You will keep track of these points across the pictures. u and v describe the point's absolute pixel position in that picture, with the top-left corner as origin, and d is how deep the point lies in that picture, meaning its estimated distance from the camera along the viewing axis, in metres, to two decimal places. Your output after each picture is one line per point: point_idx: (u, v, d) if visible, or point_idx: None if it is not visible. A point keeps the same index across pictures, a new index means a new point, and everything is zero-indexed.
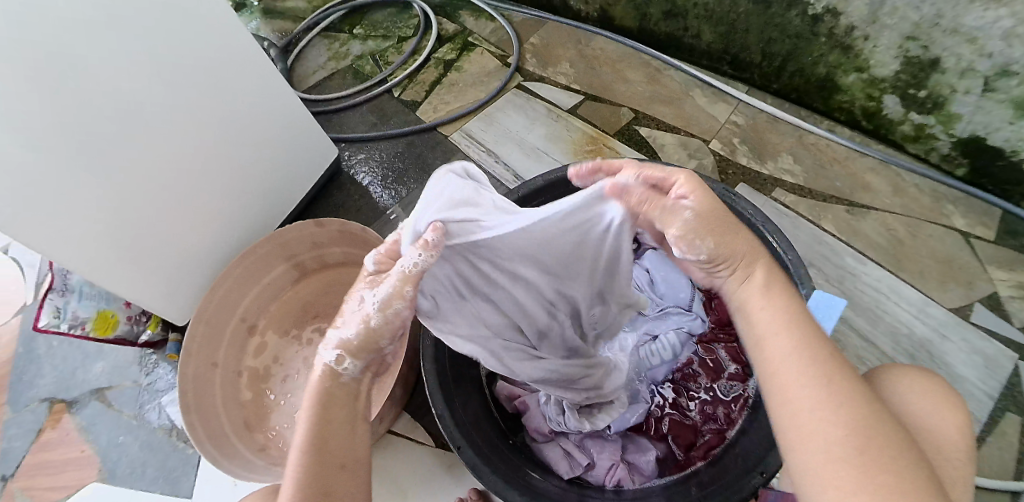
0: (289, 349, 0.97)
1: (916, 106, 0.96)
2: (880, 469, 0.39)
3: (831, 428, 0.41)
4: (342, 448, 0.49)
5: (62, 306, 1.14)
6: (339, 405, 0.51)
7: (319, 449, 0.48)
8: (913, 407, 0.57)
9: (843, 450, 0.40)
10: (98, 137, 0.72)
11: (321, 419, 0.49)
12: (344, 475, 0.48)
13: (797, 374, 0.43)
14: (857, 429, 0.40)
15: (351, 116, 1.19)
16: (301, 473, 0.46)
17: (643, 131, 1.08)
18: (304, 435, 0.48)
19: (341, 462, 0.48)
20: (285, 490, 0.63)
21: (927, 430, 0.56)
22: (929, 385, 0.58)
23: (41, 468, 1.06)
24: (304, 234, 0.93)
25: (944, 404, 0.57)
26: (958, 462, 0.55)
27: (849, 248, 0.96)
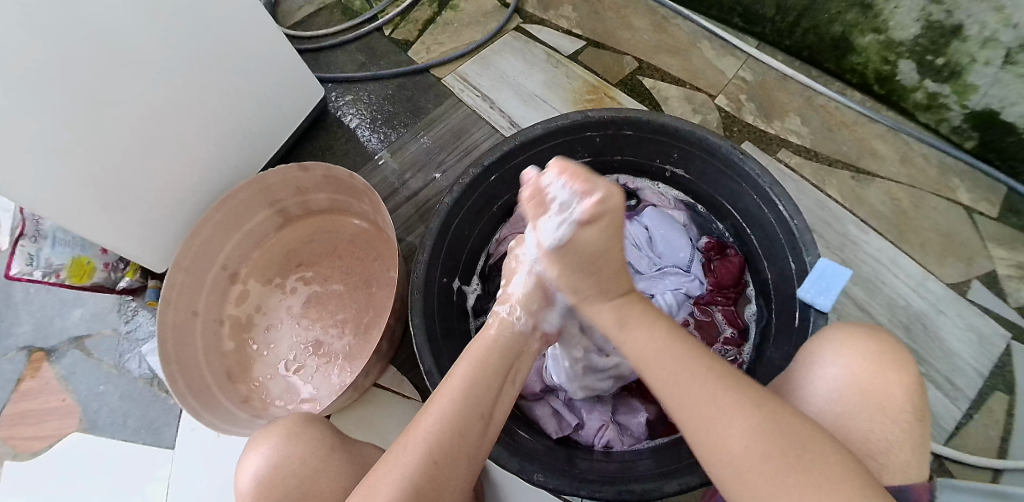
0: (272, 297, 0.93)
1: (931, 73, 0.91)
2: (790, 475, 0.39)
3: (734, 445, 0.41)
4: (484, 404, 0.48)
5: (35, 253, 1.05)
6: (496, 365, 0.51)
7: (466, 401, 0.48)
8: (841, 379, 0.51)
9: (751, 462, 0.40)
10: (69, 72, 0.67)
11: (480, 368, 0.50)
12: (480, 435, 0.48)
13: (688, 385, 0.44)
14: (760, 429, 0.41)
15: (340, 55, 1.13)
16: (444, 416, 0.46)
17: (647, 83, 1.03)
18: (460, 383, 0.49)
19: (483, 416, 0.48)
20: (311, 429, 0.60)
21: (863, 397, 0.50)
22: (863, 343, 0.52)
23: (21, 417, 1.04)
24: (288, 179, 0.88)
25: (883, 362, 0.51)
26: (904, 420, 0.49)
27: (852, 216, 0.94)
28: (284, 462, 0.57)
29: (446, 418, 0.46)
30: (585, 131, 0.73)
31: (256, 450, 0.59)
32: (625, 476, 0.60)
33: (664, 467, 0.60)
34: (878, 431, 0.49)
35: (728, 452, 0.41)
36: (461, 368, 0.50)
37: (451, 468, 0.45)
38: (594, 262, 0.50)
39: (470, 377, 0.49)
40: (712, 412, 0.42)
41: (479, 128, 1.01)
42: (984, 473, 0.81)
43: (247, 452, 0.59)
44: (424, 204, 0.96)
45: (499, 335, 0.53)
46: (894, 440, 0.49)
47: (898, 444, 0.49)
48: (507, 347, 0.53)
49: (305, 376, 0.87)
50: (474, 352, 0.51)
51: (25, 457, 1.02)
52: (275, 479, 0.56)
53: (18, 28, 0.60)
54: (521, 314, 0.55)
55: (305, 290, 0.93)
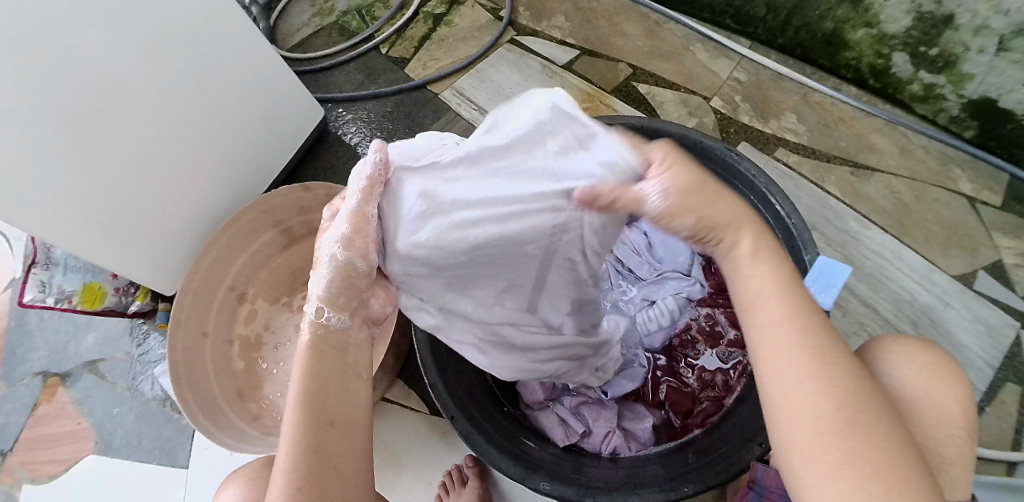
0: (280, 316, 0.95)
1: (926, 64, 0.91)
2: (852, 464, 0.38)
3: (805, 417, 0.40)
4: (330, 409, 0.45)
5: (47, 280, 1.09)
6: (328, 364, 0.47)
7: (310, 412, 0.44)
8: (918, 389, 0.53)
9: (815, 438, 0.39)
10: (75, 102, 0.69)
11: (315, 378, 0.46)
12: (345, 434, 0.45)
13: (788, 354, 0.41)
14: (840, 412, 0.39)
15: (338, 75, 1.14)
16: (297, 441, 0.43)
17: (642, 88, 1.04)
18: (298, 396, 0.45)
19: (327, 421, 0.44)
20: (273, 470, 0.64)
21: (925, 409, 0.53)
22: (930, 357, 0.54)
23: (38, 442, 1.06)
24: (291, 199, 0.90)
25: (948, 379, 0.54)
26: (958, 439, 0.53)
27: (853, 212, 0.94)
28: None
29: (304, 439, 0.43)
30: None
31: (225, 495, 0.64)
32: (632, 483, 0.60)
33: (671, 472, 0.61)
34: (935, 443, 0.52)
35: (803, 424, 0.40)
36: (294, 383, 0.46)
37: (331, 477, 0.43)
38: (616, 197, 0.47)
39: (303, 390, 0.45)
40: (803, 394, 0.40)
41: None
42: (1000, 467, 0.80)
43: (219, 494, 0.65)
44: None
45: (318, 340, 0.47)
46: (947, 456, 0.52)
47: (950, 460, 0.53)
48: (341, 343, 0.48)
49: None
50: (303, 362, 0.46)
51: (42, 481, 1.04)
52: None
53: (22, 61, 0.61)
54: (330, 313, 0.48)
55: None
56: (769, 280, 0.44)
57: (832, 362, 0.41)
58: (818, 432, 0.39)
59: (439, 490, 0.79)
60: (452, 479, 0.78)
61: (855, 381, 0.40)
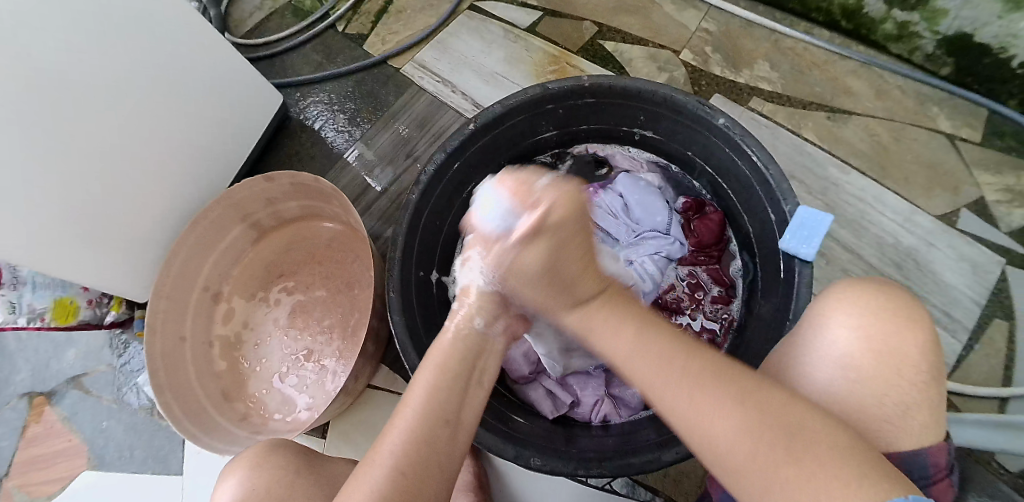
0: (258, 311, 0.92)
1: (898, 2, 0.89)
2: (784, 464, 0.37)
3: (717, 425, 0.39)
4: (447, 410, 0.46)
5: (17, 301, 0.99)
6: (454, 369, 0.49)
7: (431, 407, 0.46)
8: (858, 338, 0.48)
9: (732, 446, 0.38)
10: (21, 108, 0.65)
11: (439, 380, 0.48)
12: (445, 441, 0.45)
13: (670, 385, 0.42)
14: (739, 410, 0.39)
15: (295, 58, 1.10)
16: (408, 430, 0.44)
17: (609, 46, 1.01)
18: (424, 392, 0.47)
19: (444, 418, 0.46)
20: (274, 457, 0.59)
21: (877, 357, 0.47)
22: (875, 301, 0.49)
23: (32, 462, 1.04)
24: (255, 191, 0.86)
25: (900, 320, 0.48)
26: (920, 382, 0.46)
27: (832, 157, 0.92)
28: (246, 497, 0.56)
29: (410, 435, 0.44)
30: (546, 105, 0.71)
31: (227, 483, 0.58)
32: (623, 449, 0.59)
33: (663, 435, 0.59)
34: (895, 392, 0.46)
35: (715, 448, 0.39)
36: (423, 377, 0.48)
37: (423, 477, 0.43)
38: (550, 272, 0.48)
39: (430, 387, 0.47)
40: (688, 402, 0.40)
41: (443, 114, 0.99)
42: (990, 404, 0.80)
43: (219, 484, 0.59)
44: (399, 196, 0.95)
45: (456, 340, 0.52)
46: (910, 402, 0.46)
47: (914, 407, 0.46)
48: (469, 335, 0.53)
49: (300, 385, 0.86)
50: (433, 362, 0.49)
51: None
52: None
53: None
54: (478, 319, 0.54)
55: (289, 301, 0.92)
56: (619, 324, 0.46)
57: (715, 371, 0.41)
58: (746, 463, 0.38)
59: None
60: None
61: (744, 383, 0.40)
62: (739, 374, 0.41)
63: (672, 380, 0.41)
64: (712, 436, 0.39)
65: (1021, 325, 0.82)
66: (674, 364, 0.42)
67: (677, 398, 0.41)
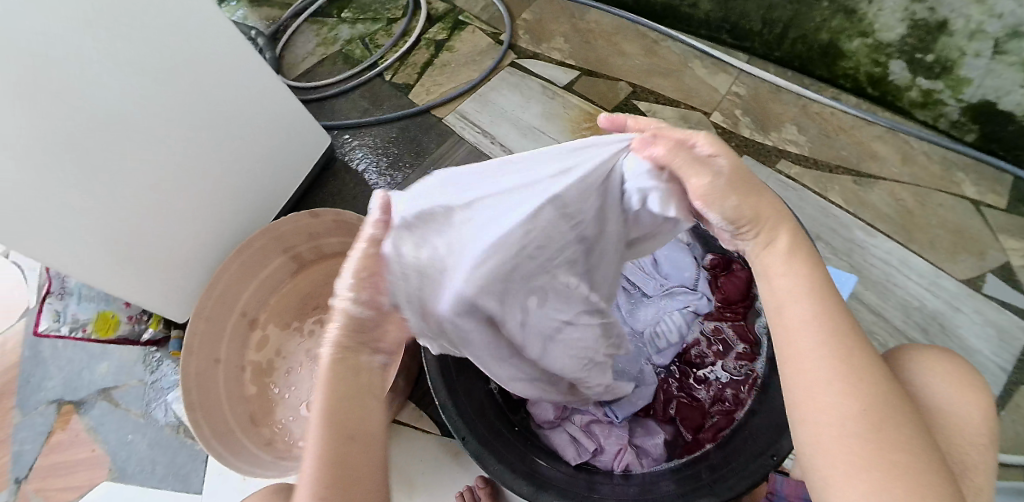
0: (291, 341, 0.96)
1: (923, 70, 0.92)
2: (872, 469, 0.42)
3: (835, 410, 0.44)
4: (353, 424, 0.45)
5: (62, 310, 1.14)
6: (349, 382, 0.46)
7: (334, 429, 0.44)
8: (939, 389, 0.54)
9: (847, 433, 0.43)
10: (89, 132, 0.71)
11: (334, 393, 0.45)
12: (363, 452, 0.45)
13: (820, 369, 0.45)
14: (869, 416, 0.43)
15: (343, 102, 1.16)
16: (315, 455, 0.43)
17: (642, 106, 1.05)
18: (320, 416, 0.45)
19: (353, 433, 0.45)
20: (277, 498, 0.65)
21: (946, 413, 0.53)
22: (956, 368, 0.56)
23: (53, 469, 1.07)
24: (300, 226, 0.91)
25: (968, 387, 0.55)
26: (982, 446, 0.53)
27: (857, 220, 0.94)
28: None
29: (320, 459, 0.43)
30: None
31: None
32: (645, 499, 0.61)
33: (682, 487, 0.61)
34: (962, 452, 0.52)
35: (824, 420, 0.44)
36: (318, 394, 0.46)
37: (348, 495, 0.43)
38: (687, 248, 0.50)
39: (327, 408, 0.45)
40: (826, 392, 0.44)
41: (481, 164, 1.03)
42: (1016, 471, 0.79)
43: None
44: None
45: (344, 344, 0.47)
46: (970, 462, 0.52)
47: (973, 467, 0.52)
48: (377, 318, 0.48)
49: None
50: (321, 375, 0.46)
51: None
52: None
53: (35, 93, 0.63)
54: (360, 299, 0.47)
55: (322, 332, 0.95)
56: (797, 283, 0.48)
57: (859, 367, 0.45)
58: (846, 462, 0.43)
59: None
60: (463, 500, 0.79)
61: (887, 414, 0.44)
62: (888, 399, 0.45)
63: (817, 373, 0.45)
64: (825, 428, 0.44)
65: None
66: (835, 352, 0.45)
67: (817, 388, 0.45)
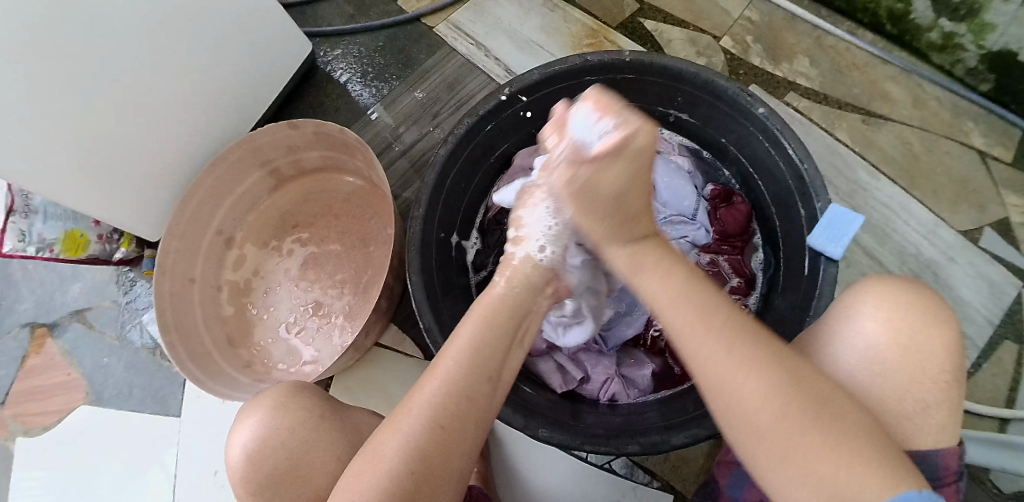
0: (270, 260, 0.92)
1: (947, 11, 0.87)
2: (812, 438, 0.36)
3: (751, 395, 0.38)
4: (491, 365, 0.46)
5: (27, 229, 1.04)
6: (499, 323, 0.49)
7: (474, 362, 0.46)
8: (886, 328, 0.48)
9: (766, 421, 0.37)
10: (44, 27, 0.64)
11: (482, 332, 0.47)
12: (488, 396, 0.45)
13: (704, 341, 0.40)
14: (776, 382, 0.37)
15: (328, 8, 1.08)
16: (448, 380, 0.44)
17: (649, 25, 0.99)
18: (467, 343, 0.46)
19: (490, 374, 0.46)
20: (302, 399, 0.60)
21: (901, 350, 0.47)
22: (902, 297, 0.48)
23: (28, 394, 1.04)
24: (278, 138, 0.85)
25: (926, 318, 0.47)
26: (943, 382, 0.46)
27: (863, 161, 0.91)
28: (273, 434, 0.58)
29: (451, 385, 0.44)
30: (584, 77, 0.69)
31: (245, 422, 0.59)
32: (630, 429, 0.59)
33: (669, 419, 0.60)
34: (918, 388, 0.46)
35: (742, 406, 0.38)
36: (468, 329, 0.48)
37: (462, 429, 0.43)
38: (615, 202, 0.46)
39: (471, 341, 0.47)
40: (722, 365, 0.39)
41: (474, 78, 0.97)
42: (990, 421, 0.80)
43: (240, 420, 0.60)
44: (420, 157, 0.94)
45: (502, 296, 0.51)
46: (931, 400, 0.46)
47: (935, 405, 0.45)
48: (643, 152, 0.44)
49: (306, 338, 0.86)
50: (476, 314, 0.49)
51: (36, 433, 1.03)
52: (263, 452, 0.57)
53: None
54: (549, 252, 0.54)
55: (302, 252, 0.91)
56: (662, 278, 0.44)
57: (751, 337, 0.40)
58: (758, 411, 0.37)
59: None
60: None
61: (775, 345, 0.40)
62: (792, 362, 0.39)
63: (713, 345, 0.40)
64: (722, 364, 0.39)
65: None
66: (715, 323, 0.41)
67: (697, 331, 0.41)
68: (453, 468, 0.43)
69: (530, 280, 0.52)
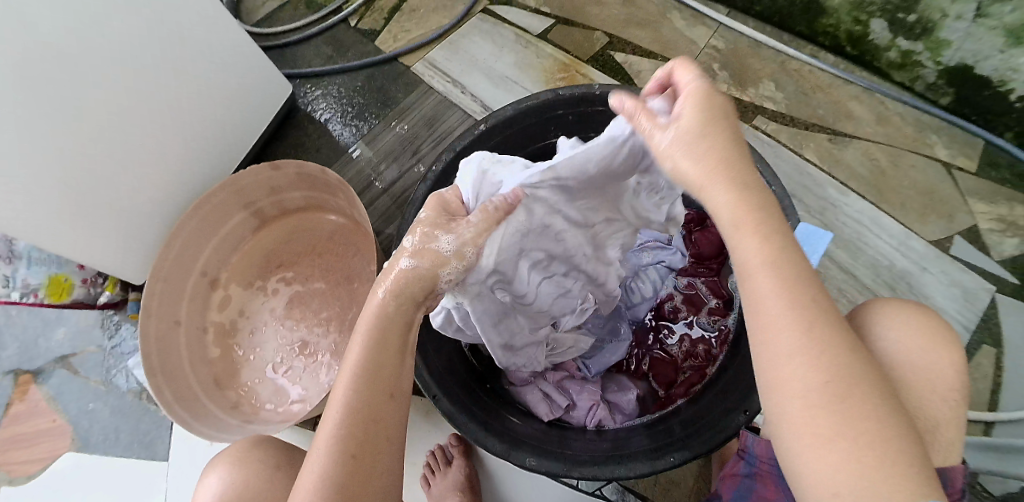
0: (254, 300, 0.92)
1: (903, 31, 0.91)
2: (854, 426, 0.35)
3: (805, 383, 0.36)
4: (389, 382, 0.44)
5: (12, 274, 1.06)
6: (390, 336, 0.45)
7: (369, 383, 0.43)
8: (914, 348, 0.52)
9: (815, 406, 0.36)
10: (28, 78, 0.65)
11: (373, 350, 0.44)
12: (392, 412, 0.44)
13: (781, 321, 0.37)
14: (835, 377, 0.36)
15: (306, 50, 1.10)
16: (346, 409, 0.43)
17: (618, 57, 1.02)
18: (357, 366, 0.44)
19: (389, 391, 0.44)
20: (255, 452, 0.64)
21: (914, 369, 0.52)
22: (916, 317, 0.54)
23: (12, 442, 1.02)
24: (261, 179, 0.86)
25: (936, 342, 0.53)
26: (950, 401, 0.51)
27: (832, 179, 0.94)
28: (234, 487, 0.62)
29: (350, 415, 0.42)
30: (556, 111, 0.72)
31: (211, 477, 0.64)
32: (617, 454, 0.60)
33: (655, 443, 0.61)
34: (931, 408, 0.51)
35: (789, 391, 0.37)
36: (353, 352, 0.44)
37: (375, 453, 0.43)
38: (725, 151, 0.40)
39: (362, 360, 0.44)
40: (784, 352, 0.37)
41: (452, 114, 1.00)
42: (973, 425, 0.82)
43: (203, 482, 0.65)
44: (401, 194, 0.96)
45: (387, 309, 0.45)
46: (942, 419, 0.51)
47: (944, 423, 0.51)
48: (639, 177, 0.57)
49: (293, 377, 0.87)
50: (363, 327, 0.45)
51: (20, 482, 1.01)
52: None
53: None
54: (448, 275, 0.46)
55: (287, 291, 0.92)
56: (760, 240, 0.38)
57: (819, 324, 0.37)
58: (806, 400, 0.36)
59: (423, 472, 0.80)
60: (435, 459, 0.78)
61: (842, 350, 0.37)
62: (855, 361, 0.37)
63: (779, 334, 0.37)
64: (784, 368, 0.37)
65: (1008, 352, 0.84)
66: (796, 307, 0.37)
67: (776, 329, 0.38)
68: (375, 489, 0.43)
69: (411, 291, 0.45)
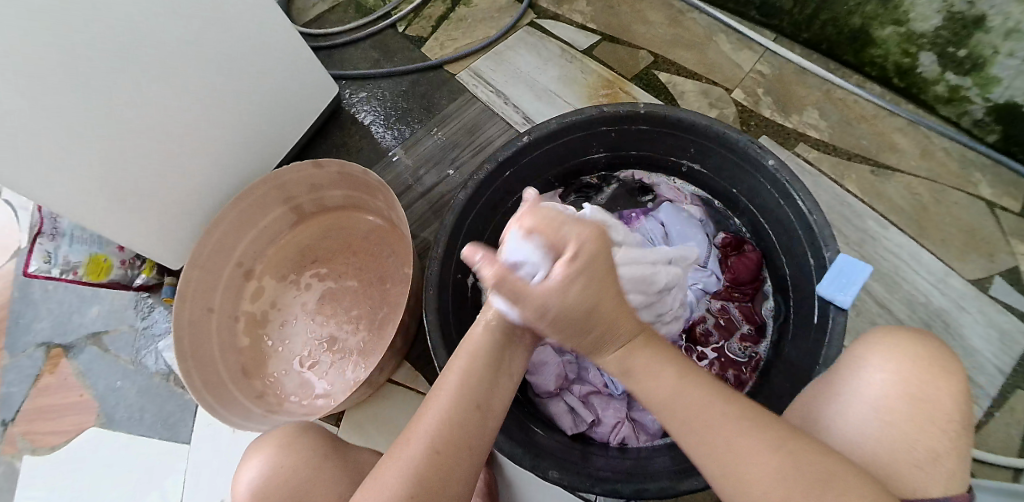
0: (286, 293, 0.94)
1: (953, 65, 0.89)
2: (817, 500, 0.40)
3: (757, 461, 0.42)
4: (479, 398, 0.50)
5: (52, 252, 1.08)
6: (486, 362, 0.51)
7: (464, 392, 0.49)
8: (903, 375, 0.49)
9: (768, 483, 0.41)
10: (87, 64, 0.68)
11: (473, 369, 0.51)
12: (478, 427, 0.49)
13: (716, 420, 0.44)
14: (786, 459, 0.42)
15: (354, 52, 1.13)
16: (441, 415, 0.48)
17: (662, 77, 1.02)
18: (456, 379, 0.50)
19: (478, 406, 0.49)
20: (303, 437, 0.63)
21: (910, 401, 0.48)
22: (917, 347, 0.51)
23: (42, 412, 1.06)
24: (302, 176, 0.88)
25: (934, 372, 0.49)
26: (951, 432, 0.47)
27: (871, 211, 0.92)
28: (279, 470, 0.60)
29: (446, 418, 0.48)
30: (600, 127, 0.72)
31: (255, 458, 0.62)
32: (640, 474, 0.60)
33: (679, 465, 0.60)
34: (925, 438, 0.47)
35: (744, 474, 0.42)
36: (457, 362, 0.52)
37: (451, 463, 0.47)
38: (584, 322, 0.46)
39: (460, 374, 0.50)
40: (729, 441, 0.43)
41: (493, 124, 1.01)
42: (1004, 473, 0.79)
43: (246, 458, 0.63)
44: (439, 200, 0.97)
45: (489, 334, 0.52)
46: (940, 450, 0.46)
47: (944, 456, 0.46)
48: (593, 261, 0.45)
49: (320, 371, 0.88)
50: (468, 351, 0.52)
51: (44, 452, 1.04)
52: (270, 485, 0.59)
53: (28, 16, 0.60)
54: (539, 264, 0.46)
55: (319, 287, 0.93)
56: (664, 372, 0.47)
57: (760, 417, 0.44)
58: (763, 482, 0.42)
59: None
60: None
61: (781, 431, 0.43)
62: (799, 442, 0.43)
63: (724, 427, 0.44)
64: (731, 453, 0.43)
65: None
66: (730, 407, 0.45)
67: (724, 425, 0.44)
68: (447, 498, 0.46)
69: (504, 325, 0.53)
